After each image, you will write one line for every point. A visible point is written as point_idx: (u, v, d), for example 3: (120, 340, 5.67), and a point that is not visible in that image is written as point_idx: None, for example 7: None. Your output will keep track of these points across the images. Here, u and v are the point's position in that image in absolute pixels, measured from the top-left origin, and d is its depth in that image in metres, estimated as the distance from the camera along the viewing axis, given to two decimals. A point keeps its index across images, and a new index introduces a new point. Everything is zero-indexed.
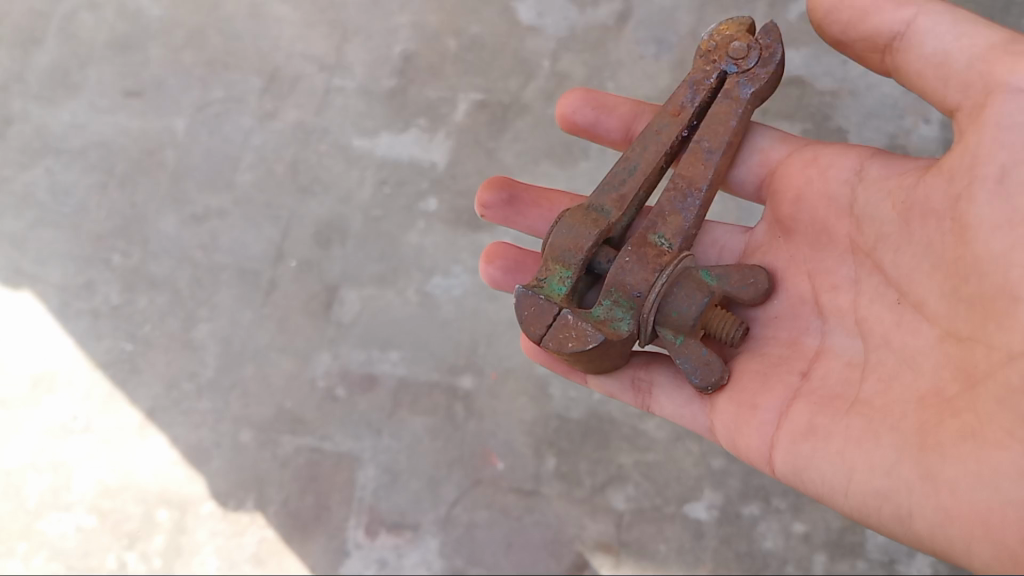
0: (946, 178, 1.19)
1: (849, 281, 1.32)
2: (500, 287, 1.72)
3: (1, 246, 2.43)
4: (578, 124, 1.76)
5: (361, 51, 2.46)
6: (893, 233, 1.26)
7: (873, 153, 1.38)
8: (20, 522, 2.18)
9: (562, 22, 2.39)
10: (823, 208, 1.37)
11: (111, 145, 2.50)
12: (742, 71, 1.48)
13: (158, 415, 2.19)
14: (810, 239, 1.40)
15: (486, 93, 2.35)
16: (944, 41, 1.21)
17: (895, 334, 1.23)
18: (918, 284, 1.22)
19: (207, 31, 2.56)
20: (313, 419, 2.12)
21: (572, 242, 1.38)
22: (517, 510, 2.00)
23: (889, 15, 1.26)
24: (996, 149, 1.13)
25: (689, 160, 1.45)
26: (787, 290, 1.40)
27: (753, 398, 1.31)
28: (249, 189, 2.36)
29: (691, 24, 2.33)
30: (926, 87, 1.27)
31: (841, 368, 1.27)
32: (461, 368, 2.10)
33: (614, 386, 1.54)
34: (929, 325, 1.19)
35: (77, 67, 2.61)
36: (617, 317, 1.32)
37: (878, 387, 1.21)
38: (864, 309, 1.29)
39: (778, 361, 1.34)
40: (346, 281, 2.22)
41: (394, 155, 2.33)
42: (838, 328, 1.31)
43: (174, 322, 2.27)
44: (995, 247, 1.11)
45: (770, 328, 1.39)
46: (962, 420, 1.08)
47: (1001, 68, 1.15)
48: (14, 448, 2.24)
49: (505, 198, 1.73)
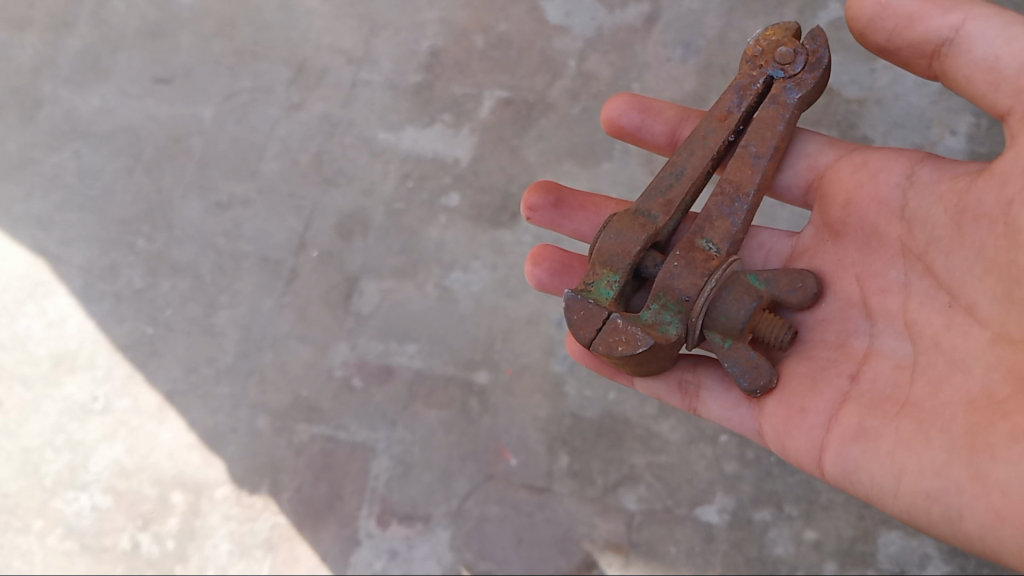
0: (998, 182, 1.21)
1: (899, 284, 1.33)
2: (546, 289, 1.72)
3: (27, 227, 2.47)
4: (623, 128, 1.77)
5: (389, 46, 2.47)
6: (946, 237, 1.28)
7: (925, 156, 1.39)
8: (37, 499, 2.21)
9: (590, 22, 2.39)
10: (874, 211, 1.39)
11: (139, 131, 2.53)
12: (790, 76, 1.50)
13: (176, 399, 2.22)
14: (861, 242, 1.40)
15: (511, 90, 2.36)
16: (993, 45, 1.24)
17: (945, 337, 1.24)
18: (970, 288, 1.23)
19: (238, 22, 2.59)
20: (329, 408, 2.14)
21: (620, 246, 1.43)
22: (529, 506, 2.01)
23: (936, 22, 1.29)
24: None
25: (736, 165, 1.48)
26: (834, 292, 1.41)
27: (803, 401, 1.33)
28: (273, 178, 2.38)
29: (719, 28, 2.33)
30: (976, 91, 1.30)
31: (890, 370, 1.28)
32: (477, 363, 2.11)
33: (660, 387, 1.56)
34: (980, 328, 1.20)
35: (108, 52, 2.65)
36: (664, 321, 1.37)
37: (929, 389, 1.22)
38: (913, 311, 1.30)
39: (825, 365, 1.35)
40: (366, 273, 2.24)
41: (418, 150, 2.34)
42: (888, 329, 1.32)
43: (195, 307, 2.29)
44: None
45: (817, 330, 1.40)
46: (1013, 422, 1.09)
47: None
48: (33, 426, 2.27)
49: (552, 201, 1.74)
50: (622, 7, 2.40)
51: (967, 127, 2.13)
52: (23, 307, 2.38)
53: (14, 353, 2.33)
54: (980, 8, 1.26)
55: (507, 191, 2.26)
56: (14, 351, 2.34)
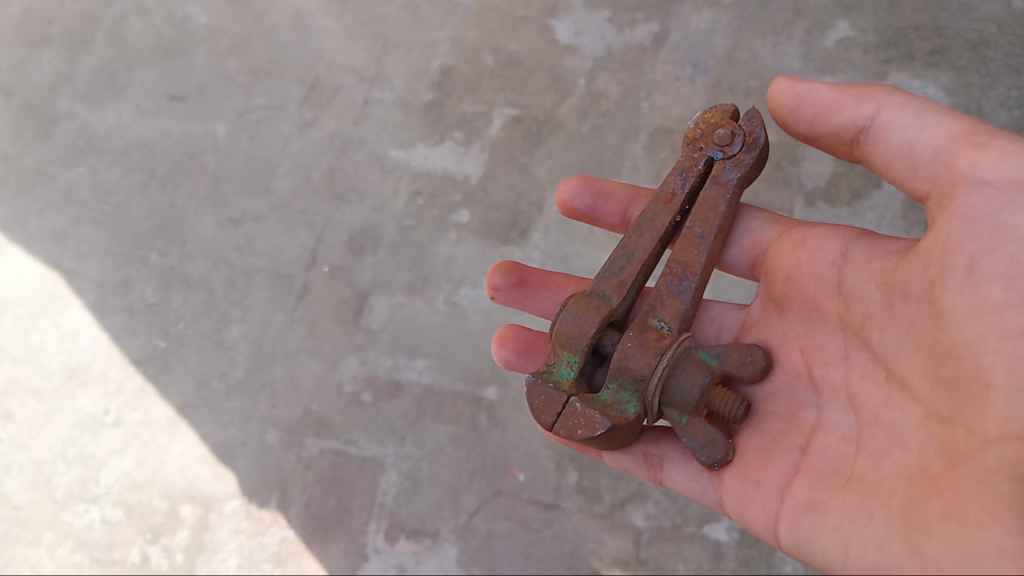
0: (922, 263, 1.23)
1: (840, 357, 1.33)
2: (513, 367, 1.71)
3: (43, 241, 2.50)
4: (577, 210, 1.77)
5: (401, 64, 2.51)
6: (879, 313, 1.28)
7: (859, 234, 1.41)
8: (48, 511, 2.23)
9: (599, 42, 2.42)
10: (814, 287, 1.39)
11: (154, 147, 2.56)
12: (729, 157, 1.49)
13: (187, 412, 2.23)
14: (804, 317, 1.41)
15: (521, 109, 2.39)
16: (907, 132, 1.27)
17: (884, 411, 1.23)
18: (904, 364, 1.23)
19: (252, 40, 2.64)
20: (338, 422, 2.15)
21: (577, 328, 1.41)
22: (536, 522, 2.00)
23: (852, 111, 1.32)
24: (965, 239, 1.19)
25: (683, 245, 1.47)
26: (782, 365, 1.40)
27: (756, 474, 1.31)
28: (285, 194, 2.41)
29: (727, 48, 2.36)
30: (896, 176, 1.33)
31: (836, 443, 1.26)
32: (486, 379, 2.12)
33: (627, 460, 1.52)
34: (914, 405, 1.20)
35: (124, 70, 2.69)
36: (623, 401, 1.35)
37: (870, 463, 1.20)
38: (855, 385, 1.29)
39: (777, 438, 1.33)
40: (376, 288, 2.25)
41: (429, 167, 2.37)
42: (833, 403, 1.30)
43: (207, 321, 2.31)
44: (969, 333, 1.15)
45: (767, 404, 1.38)
46: (946, 499, 1.06)
47: (965, 160, 1.21)
48: (45, 439, 2.29)
49: (514, 281, 1.74)
50: (631, 27, 2.42)
51: None
52: (37, 320, 2.40)
53: (28, 366, 2.36)
54: (892, 96, 1.30)
55: (517, 208, 2.28)
56: (28, 364, 2.36)
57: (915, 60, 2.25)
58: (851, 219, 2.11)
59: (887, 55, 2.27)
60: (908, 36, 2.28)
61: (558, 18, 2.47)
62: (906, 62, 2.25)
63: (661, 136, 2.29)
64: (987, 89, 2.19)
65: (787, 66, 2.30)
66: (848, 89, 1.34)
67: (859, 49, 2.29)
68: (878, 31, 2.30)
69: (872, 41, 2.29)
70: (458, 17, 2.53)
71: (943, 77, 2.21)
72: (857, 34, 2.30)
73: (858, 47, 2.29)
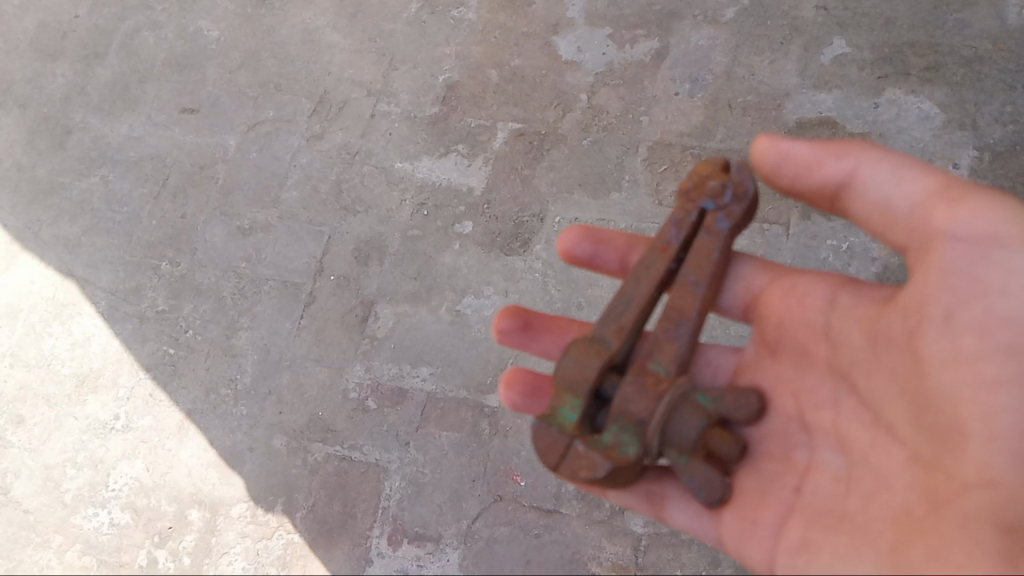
0: (903, 313, 1.30)
1: (829, 400, 1.37)
2: (519, 409, 1.75)
3: (56, 250, 2.56)
4: (578, 258, 1.80)
5: (407, 79, 2.57)
6: (865, 359, 1.34)
7: (845, 281, 1.45)
8: (58, 514, 2.27)
9: (600, 58, 2.48)
10: (803, 333, 1.43)
11: (165, 158, 2.62)
12: (720, 208, 1.53)
13: (196, 418, 2.28)
14: (795, 361, 1.43)
15: (524, 122, 2.44)
16: (885, 189, 1.32)
17: (871, 453, 1.30)
18: (890, 409, 1.30)
19: (262, 55, 2.71)
20: (343, 428, 2.20)
21: (579, 372, 1.43)
22: (537, 527, 2.04)
23: (832, 168, 1.36)
24: (941, 292, 1.26)
25: (678, 292, 1.50)
26: (775, 408, 1.41)
27: (754, 512, 1.35)
28: (294, 205, 2.47)
29: (725, 64, 2.41)
30: (876, 228, 1.37)
31: (827, 483, 1.31)
32: (488, 387, 2.16)
33: (629, 498, 1.54)
34: (899, 448, 1.28)
35: (137, 83, 2.76)
36: (624, 442, 1.37)
37: (860, 503, 1.27)
38: (843, 426, 1.34)
39: (772, 477, 1.36)
40: (382, 297, 2.31)
41: (434, 179, 2.42)
42: (824, 443, 1.35)
43: (216, 329, 2.36)
44: (945, 384, 1.25)
45: (762, 444, 1.40)
46: (929, 542, 1.19)
47: (940, 216, 1.27)
48: (56, 443, 2.34)
49: (520, 325, 1.78)
50: (632, 43, 2.48)
51: (969, 161, 2.18)
52: (50, 327, 2.46)
53: (40, 371, 2.42)
54: (869, 152, 1.33)
55: (519, 220, 2.33)
56: (40, 370, 2.42)
57: (911, 76, 2.30)
58: (847, 231, 2.15)
59: (883, 71, 2.32)
60: (903, 53, 2.33)
61: (561, 34, 2.53)
62: (901, 78, 2.30)
63: (660, 150, 2.34)
64: (981, 104, 2.23)
65: (784, 82, 2.35)
66: (827, 146, 1.37)
67: (855, 66, 2.34)
68: (874, 48, 2.35)
69: (868, 57, 2.34)
70: (463, 33, 2.60)
71: (938, 93, 2.26)
72: (854, 50, 2.36)
73: (854, 63, 2.34)
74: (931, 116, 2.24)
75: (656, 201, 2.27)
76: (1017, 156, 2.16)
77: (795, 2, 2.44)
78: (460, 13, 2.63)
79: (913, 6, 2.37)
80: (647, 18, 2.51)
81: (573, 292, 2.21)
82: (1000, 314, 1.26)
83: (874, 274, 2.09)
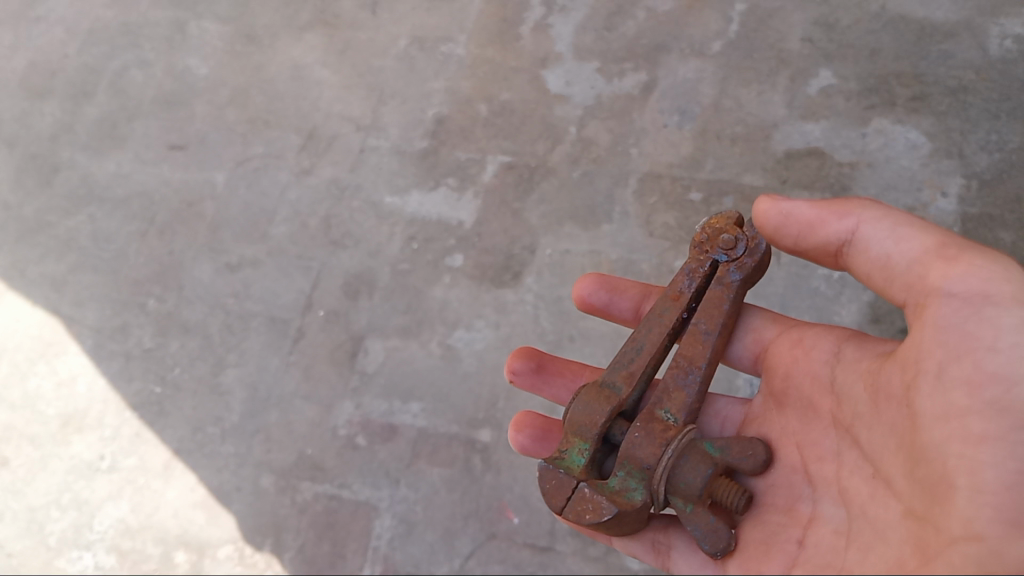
0: (900, 366, 1.27)
1: (832, 453, 1.35)
2: (528, 453, 1.72)
3: (42, 288, 2.53)
4: (593, 305, 1.80)
5: (396, 114, 2.58)
6: (866, 412, 1.31)
7: (851, 334, 1.45)
8: (41, 558, 2.22)
9: (589, 91, 2.50)
10: (809, 385, 1.43)
11: (153, 195, 2.61)
12: (732, 260, 1.55)
13: (182, 457, 2.23)
14: (800, 414, 1.43)
15: (513, 156, 2.45)
16: (884, 246, 1.30)
17: (870, 506, 1.26)
18: (888, 463, 1.26)
19: (251, 91, 2.71)
20: (332, 466, 2.16)
21: (588, 417, 1.43)
22: (531, 565, 1.99)
23: (833, 227, 1.35)
24: (935, 347, 1.22)
25: (689, 341, 1.51)
26: (780, 461, 1.40)
27: (758, 567, 1.30)
28: (283, 240, 2.45)
29: (713, 95, 2.43)
30: (877, 287, 1.36)
31: (829, 536, 1.28)
32: (480, 422, 2.13)
33: (636, 547, 1.50)
34: (895, 501, 1.23)
35: (125, 120, 2.76)
36: (630, 488, 1.36)
37: (858, 557, 1.22)
38: (846, 479, 1.31)
39: (776, 530, 1.33)
40: (371, 332, 2.28)
41: (423, 213, 2.41)
42: (827, 496, 1.32)
43: (204, 366, 2.33)
44: (936, 436, 1.19)
45: (767, 496, 1.38)
46: None
47: (935, 273, 1.24)
48: (40, 485, 2.29)
49: (533, 366, 1.77)
50: (620, 77, 2.50)
51: (957, 190, 2.19)
52: (35, 366, 2.42)
53: (24, 412, 2.37)
54: (869, 211, 1.33)
55: (510, 252, 2.32)
56: (24, 410, 2.38)
57: (897, 106, 2.32)
58: None
59: (869, 101, 2.34)
60: (889, 83, 2.35)
61: (549, 69, 2.56)
62: (888, 108, 2.32)
63: (650, 181, 2.34)
64: (968, 133, 2.25)
65: (772, 113, 2.37)
66: (828, 206, 1.36)
67: (842, 96, 2.36)
68: (860, 78, 2.37)
69: (854, 88, 2.36)
70: (452, 68, 2.62)
71: (924, 122, 2.28)
72: (840, 81, 2.38)
73: (841, 94, 2.36)
74: (918, 145, 2.26)
75: (647, 232, 2.27)
76: (1006, 184, 2.17)
77: (781, 35, 2.47)
78: (449, 48, 2.65)
79: (897, 37, 2.40)
80: (634, 52, 2.54)
81: (565, 324, 2.20)
82: (991, 368, 1.18)
83: (866, 303, 2.08)
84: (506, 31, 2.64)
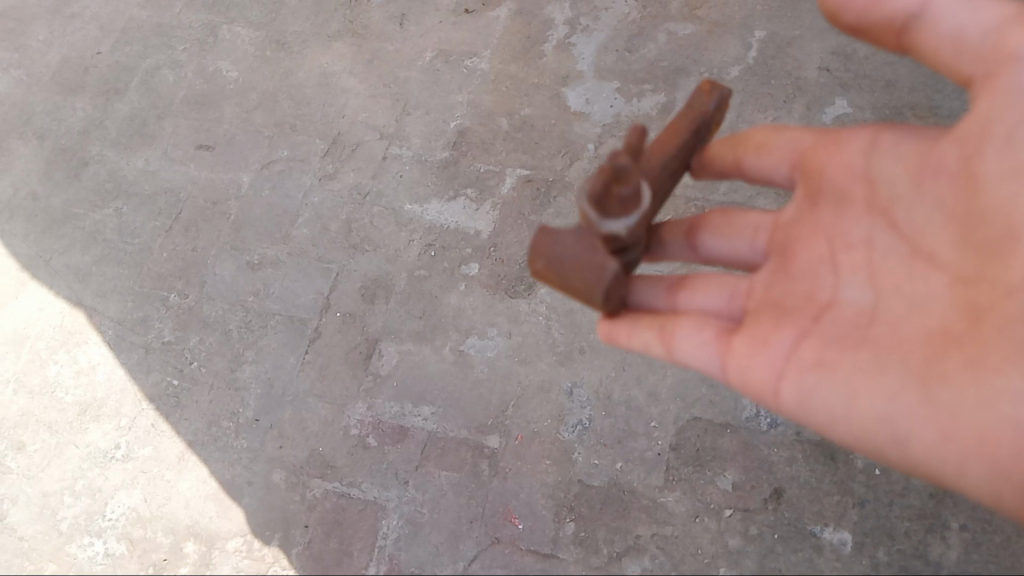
0: (950, 174, 1.43)
1: (859, 238, 1.49)
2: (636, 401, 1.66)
3: (66, 278, 2.59)
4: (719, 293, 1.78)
5: (419, 124, 2.64)
6: (904, 194, 1.47)
7: (883, 125, 1.54)
8: (52, 544, 2.23)
9: (608, 109, 2.56)
10: (846, 175, 1.53)
11: (179, 192, 2.67)
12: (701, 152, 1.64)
13: (197, 449, 2.28)
14: (829, 200, 1.54)
15: (532, 169, 2.50)
16: (892, 160, 1.49)
17: (905, 283, 1.45)
18: (929, 238, 1.45)
19: (278, 96, 2.78)
20: (343, 465, 2.20)
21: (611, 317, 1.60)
22: (534, 571, 2.03)
23: (848, 149, 1.54)
24: (937, 190, 1.45)
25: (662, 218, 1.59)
26: (816, 215, 1.54)
27: (764, 336, 1.46)
28: (304, 242, 2.51)
29: (730, 119, 2.48)
30: (937, 60, 1.46)
31: (851, 315, 1.45)
32: (489, 428, 2.18)
33: (642, 335, 1.54)
34: (939, 274, 1.44)
35: (155, 118, 2.83)
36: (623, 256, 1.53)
37: (884, 333, 1.42)
38: (874, 260, 1.48)
39: (790, 308, 1.48)
40: (386, 335, 2.33)
41: (442, 221, 2.47)
42: (848, 277, 1.48)
43: (221, 361, 2.38)
44: (946, 249, 1.45)
45: (793, 276, 1.51)
46: (970, 353, 1.39)
47: (996, 126, 1.39)
48: (54, 470, 2.32)
49: None
50: (639, 97, 2.56)
51: None
52: (56, 354, 2.47)
53: (42, 398, 2.42)
54: (892, 130, 1.52)
55: (525, 263, 2.37)
56: (43, 397, 2.42)
57: None
58: None
59: None
60: (903, 114, 2.41)
61: (570, 86, 2.62)
62: None
63: (665, 200, 2.39)
64: None
65: None
66: (826, 136, 1.58)
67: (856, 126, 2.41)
68: (875, 109, 2.43)
69: (869, 118, 2.42)
70: (476, 82, 2.68)
71: None
72: (855, 110, 2.44)
73: (856, 123, 2.42)
74: None
75: None
76: None
77: (798, 64, 2.54)
78: (473, 62, 2.72)
79: (912, 71, 2.47)
80: (654, 74, 2.60)
81: (576, 336, 2.25)
82: (1007, 192, 1.41)
83: None
84: (530, 48, 2.71)
